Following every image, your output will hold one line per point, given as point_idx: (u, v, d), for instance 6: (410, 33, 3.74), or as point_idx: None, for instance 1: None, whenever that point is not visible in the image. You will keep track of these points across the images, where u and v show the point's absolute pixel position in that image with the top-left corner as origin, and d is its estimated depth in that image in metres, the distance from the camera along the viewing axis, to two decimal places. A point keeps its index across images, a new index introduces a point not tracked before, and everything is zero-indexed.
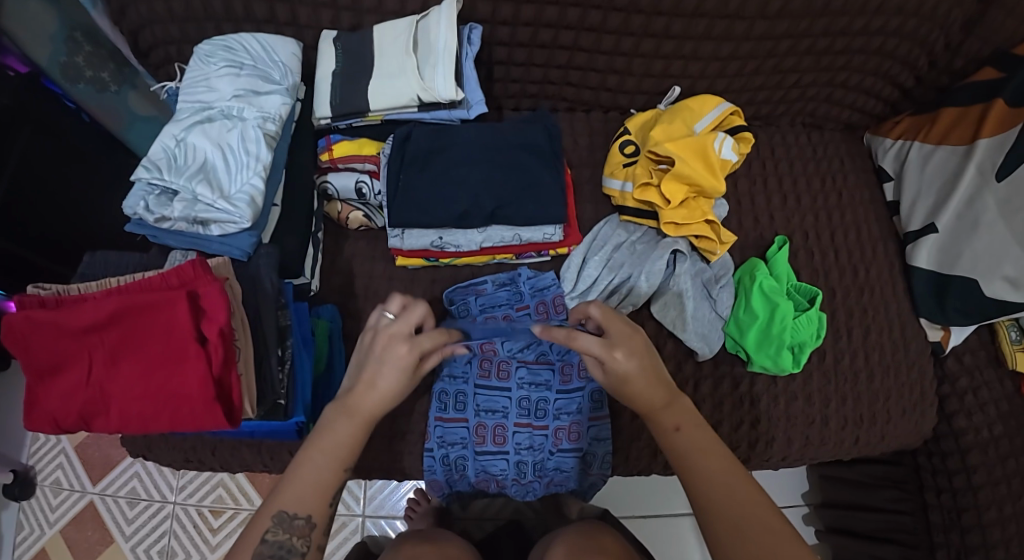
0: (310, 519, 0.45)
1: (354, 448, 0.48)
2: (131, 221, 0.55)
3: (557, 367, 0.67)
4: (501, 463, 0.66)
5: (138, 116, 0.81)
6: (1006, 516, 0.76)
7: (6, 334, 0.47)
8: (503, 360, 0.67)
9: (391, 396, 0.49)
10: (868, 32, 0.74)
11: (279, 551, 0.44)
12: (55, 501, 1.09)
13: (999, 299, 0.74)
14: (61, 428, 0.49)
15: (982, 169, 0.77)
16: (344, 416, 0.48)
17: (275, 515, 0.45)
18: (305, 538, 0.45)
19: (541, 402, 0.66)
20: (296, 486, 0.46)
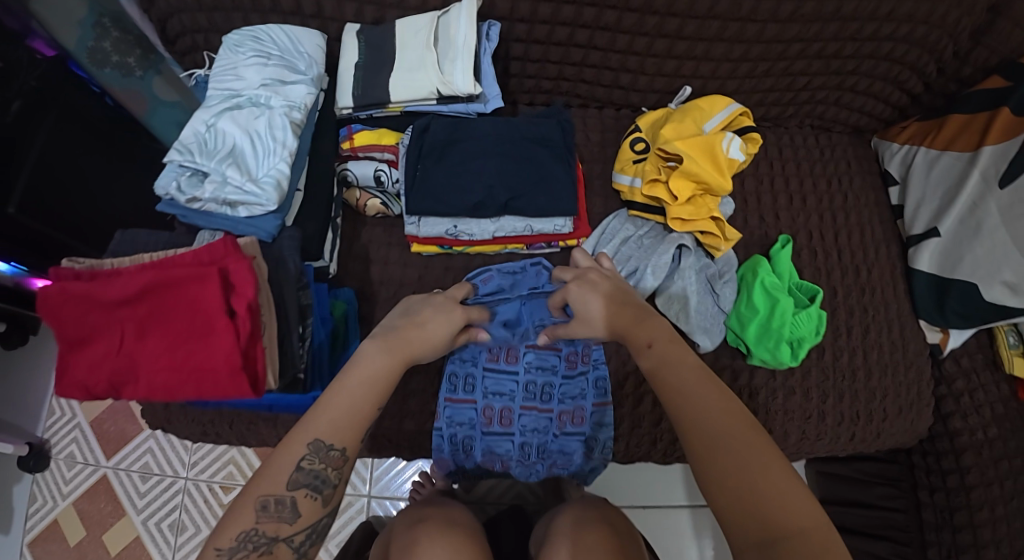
0: (344, 451, 0.47)
1: (388, 380, 0.50)
2: (163, 201, 0.57)
3: (563, 354, 0.71)
4: (506, 444, 0.69)
5: (160, 99, 0.80)
6: (997, 516, 0.78)
7: (42, 304, 0.50)
8: (512, 346, 0.70)
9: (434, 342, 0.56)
10: (876, 38, 0.76)
11: (315, 479, 0.46)
12: (69, 474, 1.13)
13: (997, 303, 0.76)
14: (90, 396, 0.51)
15: (986, 176, 0.78)
16: (382, 351, 0.52)
17: (311, 443, 0.46)
18: (339, 470, 0.47)
19: (547, 386, 0.70)
20: (332, 415, 0.47)
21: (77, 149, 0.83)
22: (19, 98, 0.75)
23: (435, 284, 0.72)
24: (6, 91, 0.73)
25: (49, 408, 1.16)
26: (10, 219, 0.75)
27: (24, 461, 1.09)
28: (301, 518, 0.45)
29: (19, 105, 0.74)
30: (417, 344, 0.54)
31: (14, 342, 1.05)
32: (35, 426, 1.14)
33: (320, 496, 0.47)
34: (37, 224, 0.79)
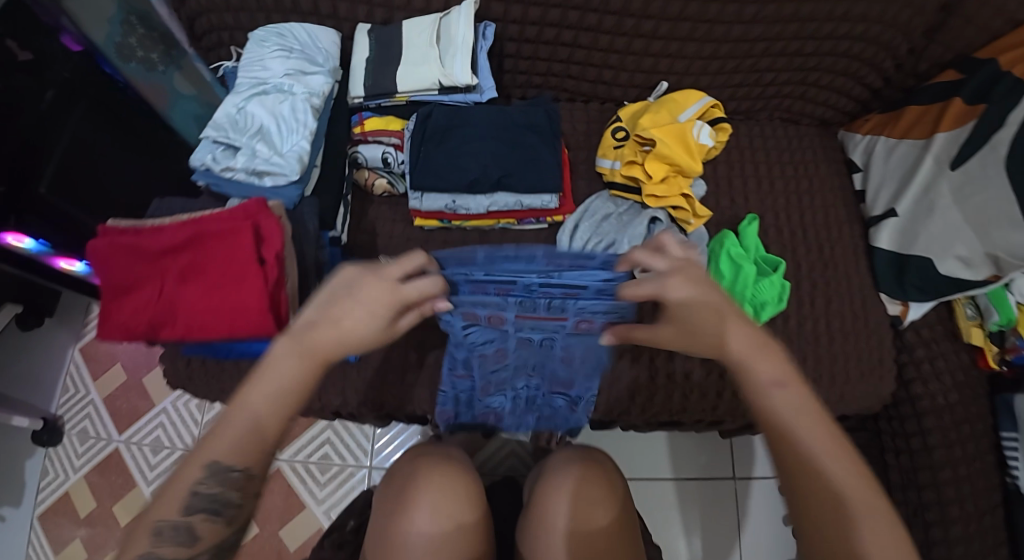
0: (247, 472, 0.44)
1: (301, 388, 0.45)
2: (198, 171, 0.66)
3: (571, 323, 0.61)
4: (500, 400, 0.75)
5: (181, 94, 0.92)
6: (959, 475, 0.86)
7: (94, 255, 0.58)
8: (501, 315, 0.61)
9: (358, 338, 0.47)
10: (835, 37, 0.84)
11: (213, 501, 0.45)
12: (81, 448, 1.20)
13: (951, 276, 0.84)
14: (130, 336, 0.59)
15: (939, 159, 0.86)
16: (294, 355, 0.45)
17: (206, 467, 0.43)
18: (242, 491, 0.45)
19: (545, 349, 0.69)
20: (226, 437, 0.43)
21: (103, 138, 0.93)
22: (51, 87, 0.84)
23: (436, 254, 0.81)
24: (39, 82, 0.83)
25: (63, 386, 1.24)
26: (40, 199, 0.84)
27: (40, 436, 1.17)
28: (200, 540, 0.45)
29: (52, 94, 0.84)
30: (335, 345, 0.46)
31: (28, 324, 1.15)
32: (49, 403, 1.22)
33: (223, 519, 0.46)
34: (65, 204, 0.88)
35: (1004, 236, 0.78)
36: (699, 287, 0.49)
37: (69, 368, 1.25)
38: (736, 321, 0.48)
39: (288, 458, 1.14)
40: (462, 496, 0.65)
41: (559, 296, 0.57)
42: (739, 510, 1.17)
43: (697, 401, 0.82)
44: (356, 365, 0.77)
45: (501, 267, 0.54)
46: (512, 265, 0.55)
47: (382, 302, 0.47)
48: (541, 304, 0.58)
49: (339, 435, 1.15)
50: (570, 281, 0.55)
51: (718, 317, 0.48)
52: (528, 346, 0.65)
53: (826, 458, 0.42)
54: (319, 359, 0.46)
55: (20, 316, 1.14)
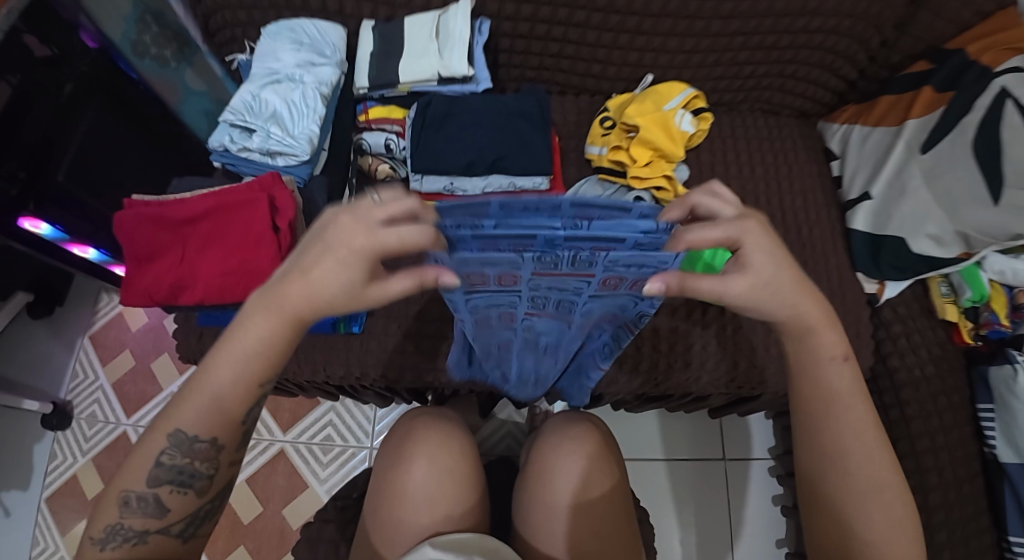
0: (215, 440, 0.49)
1: (269, 347, 0.47)
2: (216, 152, 0.75)
3: (597, 281, 0.48)
4: (509, 364, 0.71)
5: (191, 89, 0.98)
6: (936, 444, 0.90)
7: (121, 226, 0.64)
8: (513, 274, 0.47)
9: (325, 297, 0.45)
10: (808, 30, 0.89)
11: (180, 473, 0.49)
12: (89, 432, 1.25)
13: (925, 255, 0.88)
14: (151, 301, 0.64)
15: (910, 144, 0.91)
16: (264, 315, 0.47)
17: (171, 436, 0.48)
18: (210, 461, 0.50)
19: (563, 301, 0.54)
20: (195, 407, 0.48)
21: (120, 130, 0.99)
22: (70, 81, 0.92)
23: None
24: (59, 75, 0.90)
25: (72, 372, 1.29)
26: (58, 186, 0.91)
27: (48, 420, 1.22)
28: (170, 512, 0.49)
29: (70, 87, 0.92)
30: (305, 298, 0.45)
31: (38, 312, 1.24)
32: (59, 389, 1.27)
33: (190, 491, 0.50)
34: (77, 190, 0.93)
35: (972, 213, 0.83)
36: (768, 251, 0.48)
37: (78, 355, 1.30)
38: (810, 296, 0.51)
39: (292, 439, 1.19)
40: (447, 467, 0.68)
41: (587, 253, 0.42)
42: (730, 491, 1.21)
43: (681, 372, 0.86)
44: (359, 337, 0.82)
45: (515, 217, 0.38)
46: (528, 219, 0.39)
47: (352, 249, 0.43)
48: (565, 259, 0.43)
49: (341, 416, 1.21)
50: (601, 232, 0.39)
51: (790, 290, 0.50)
52: (541, 312, 0.58)
53: (854, 436, 0.53)
54: (290, 319, 0.47)
55: (31, 305, 1.23)
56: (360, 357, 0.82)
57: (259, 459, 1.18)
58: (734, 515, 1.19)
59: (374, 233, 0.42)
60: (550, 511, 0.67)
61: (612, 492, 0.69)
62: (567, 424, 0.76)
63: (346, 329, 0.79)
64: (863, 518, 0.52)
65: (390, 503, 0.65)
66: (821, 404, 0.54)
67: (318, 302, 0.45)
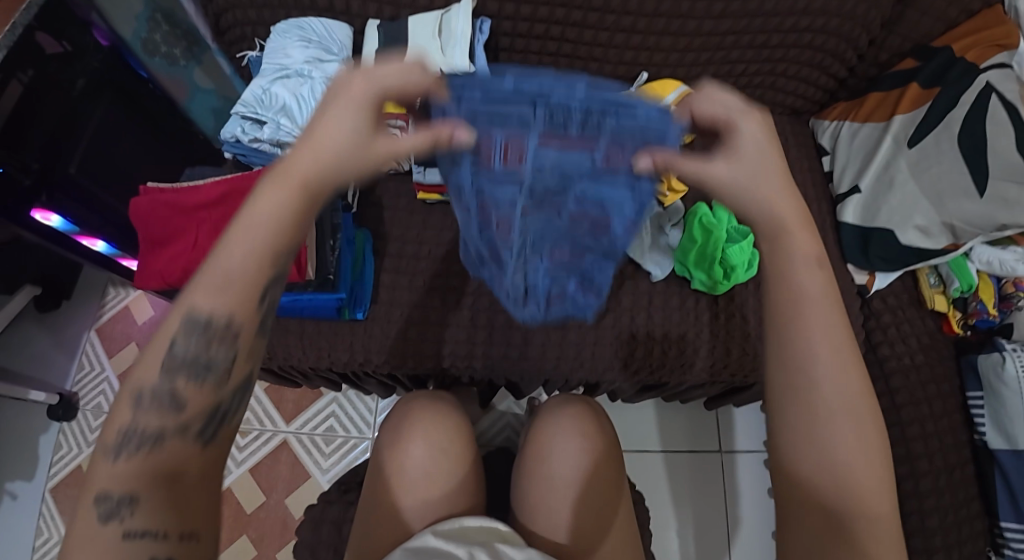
0: (231, 324, 0.41)
1: (281, 216, 0.42)
2: (227, 143, 0.79)
3: (600, 153, 0.52)
4: (496, 289, 0.67)
5: (200, 87, 1.06)
6: (926, 431, 0.92)
7: (138, 212, 0.68)
8: (519, 142, 0.51)
9: (334, 148, 0.45)
10: (797, 29, 0.92)
11: (197, 364, 0.41)
12: (95, 423, 1.28)
13: (914, 246, 0.92)
14: (165, 284, 0.67)
15: (897, 139, 0.94)
16: (275, 187, 0.42)
17: (187, 317, 0.40)
18: (229, 347, 0.42)
19: (562, 195, 0.54)
20: (211, 282, 0.41)
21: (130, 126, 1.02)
22: (82, 77, 0.94)
23: (436, 225, 0.90)
24: (71, 70, 0.92)
25: (78, 364, 1.32)
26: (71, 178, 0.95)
27: (55, 411, 1.25)
28: (186, 409, 0.41)
29: (82, 83, 0.94)
30: (316, 156, 0.44)
31: (45, 305, 1.28)
32: (66, 380, 1.30)
33: (208, 380, 0.42)
34: (85, 181, 0.97)
35: (959, 205, 0.88)
36: (757, 139, 0.50)
37: (84, 348, 1.33)
38: (790, 196, 0.48)
39: (295, 429, 1.21)
40: (447, 451, 0.70)
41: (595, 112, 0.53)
42: (726, 482, 1.23)
43: (675, 359, 0.88)
44: (362, 324, 0.84)
45: (528, 89, 0.52)
46: (538, 89, 0.53)
47: (354, 93, 0.45)
48: (575, 119, 0.52)
49: (344, 407, 1.23)
50: (607, 102, 0.53)
51: (773, 181, 0.49)
52: (539, 213, 0.55)
53: (821, 359, 0.43)
54: (302, 188, 0.43)
55: (39, 299, 1.27)
56: (363, 342, 0.84)
57: (262, 449, 1.20)
58: (730, 507, 1.21)
59: (373, 76, 0.46)
60: (551, 488, 0.70)
61: (607, 469, 0.72)
62: (561, 404, 0.78)
63: (350, 315, 0.82)
64: (830, 440, 0.42)
65: (393, 487, 0.67)
66: (789, 302, 0.45)
67: (334, 162, 0.44)
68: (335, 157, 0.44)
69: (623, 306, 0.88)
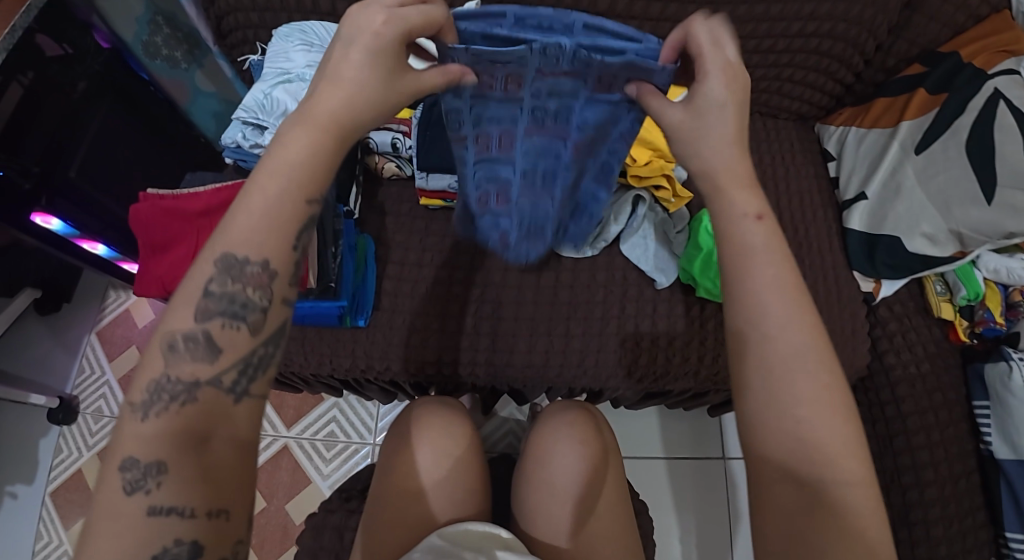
0: (267, 265, 0.41)
1: (309, 153, 0.42)
2: (228, 148, 0.78)
3: (591, 80, 0.54)
4: (503, 218, 0.73)
5: (201, 90, 1.06)
6: (932, 440, 0.91)
7: (136, 218, 0.67)
8: (519, 73, 0.53)
9: (361, 91, 0.44)
10: (804, 34, 0.91)
11: (233, 305, 0.41)
12: (95, 426, 1.27)
13: (920, 253, 0.91)
14: (165, 291, 0.67)
15: (904, 145, 0.93)
16: (298, 129, 0.43)
17: (220, 261, 0.40)
18: (264, 290, 0.42)
19: (561, 111, 0.59)
20: (243, 226, 0.40)
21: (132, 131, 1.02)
22: (83, 79, 0.94)
23: (439, 231, 0.89)
24: (72, 73, 0.92)
25: (78, 368, 1.31)
26: (71, 181, 0.94)
27: (54, 415, 1.24)
28: (223, 354, 0.40)
29: (83, 86, 0.94)
30: (331, 96, 0.44)
31: (45, 309, 1.27)
32: (65, 384, 1.29)
33: (244, 325, 0.41)
34: (86, 186, 0.96)
35: (966, 212, 0.87)
36: (727, 90, 0.49)
37: (84, 351, 1.32)
38: (739, 152, 0.50)
39: (295, 435, 1.21)
40: (452, 456, 0.70)
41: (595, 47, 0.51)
42: (729, 489, 1.22)
43: (680, 366, 0.87)
44: (363, 331, 0.84)
45: (529, 27, 0.51)
46: (540, 29, 0.51)
47: (373, 33, 0.44)
48: (566, 54, 0.50)
49: (345, 412, 1.23)
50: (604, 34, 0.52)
51: (732, 134, 0.50)
52: (541, 129, 0.61)
53: (778, 341, 0.44)
54: (329, 128, 0.44)
55: (39, 302, 1.27)
56: (365, 349, 0.84)
57: (262, 454, 1.20)
58: (734, 514, 1.20)
59: (393, 10, 0.45)
60: (551, 492, 0.69)
61: (609, 473, 0.71)
62: (563, 409, 0.77)
63: (352, 322, 0.81)
64: (798, 418, 0.42)
65: (398, 494, 0.66)
66: (737, 253, 0.47)
67: (356, 102, 0.44)
68: (360, 103, 0.44)
69: (628, 313, 0.88)
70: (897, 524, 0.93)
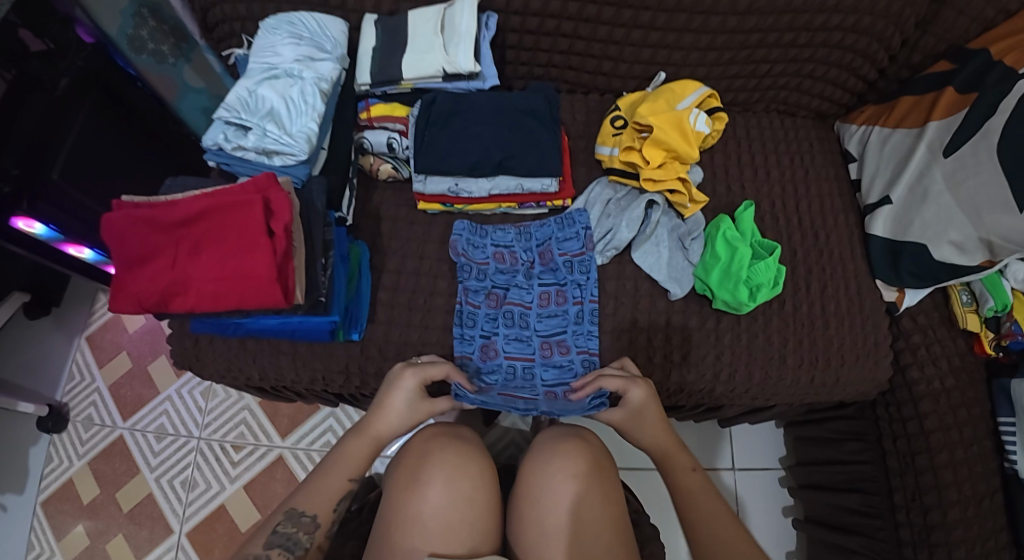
0: (314, 518, 0.62)
1: (361, 461, 0.67)
2: (209, 151, 0.71)
3: (547, 295, 0.83)
4: (497, 374, 0.80)
5: (190, 87, 0.97)
6: (956, 459, 0.86)
7: (108, 229, 0.61)
8: (497, 294, 0.82)
9: (393, 416, 0.70)
10: (827, 28, 0.86)
11: (288, 540, 0.60)
12: (85, 435, 1.22)
13: (948, 262, 0.84)
14: (141, 308, 0.61)
15: (932, 147, 0.87)
16: (358, 441, 0.68)
17: (287, 512, 0.62)
18: (311, 534, 0.62)
19: (524, 316, 0.82)
20: (308, 494, 0.64)
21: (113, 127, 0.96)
22: (65, 76, 0.89)
23: (438, 236, 0.84)
24: (54, 70, 0.88)
25: (68, 374, 1.26)
26: (53, 184, 0.87)
27: (43, 423, 1.19)
28: None
29: (65, 82, 0.88)
30: (381, 426, 0.69)
31: (34, 313, 1.20)
32: (55, 391, 1.24)
33: (293, 555, 0.59)
34: (74, 190, 0.90)
35: (996, 220, 0.79)
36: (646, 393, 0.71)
37: (74, 356, 1.27)
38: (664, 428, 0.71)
39: (290, 445, 1.18)
40: (450, 485, 0.65)
41: (543, 271, 0.83)
42: (739, 502, 1.18)
43: (694, 382, 0.83)
44: (358, 344, 0.78)
45: (497, 313, 0.81)
46: (507, 274, 0.83)
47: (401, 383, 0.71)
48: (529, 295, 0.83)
49: (341, 422, 1.19)
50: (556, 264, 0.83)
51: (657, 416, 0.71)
52: (516, 348, 0.80)
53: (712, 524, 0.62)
54: (377, 440, 0.69)
55: (26, 306, 1.19)
56: (360, 364, 0.78)
57: (258, 464, 1.17)
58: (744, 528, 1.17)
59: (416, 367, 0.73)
60: (545, 531, 0.64)
61: (605, 510, 0.65)
62: (555, 441, 0.72)
63: (345, 337, 0.75)
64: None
65: (400, 529, 0.62)
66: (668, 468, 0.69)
67: (394, 422, 0.70)
68: (390, 421, 0.69)
69: (640, 325, 0.83)
70: (917, 546, 0.89)
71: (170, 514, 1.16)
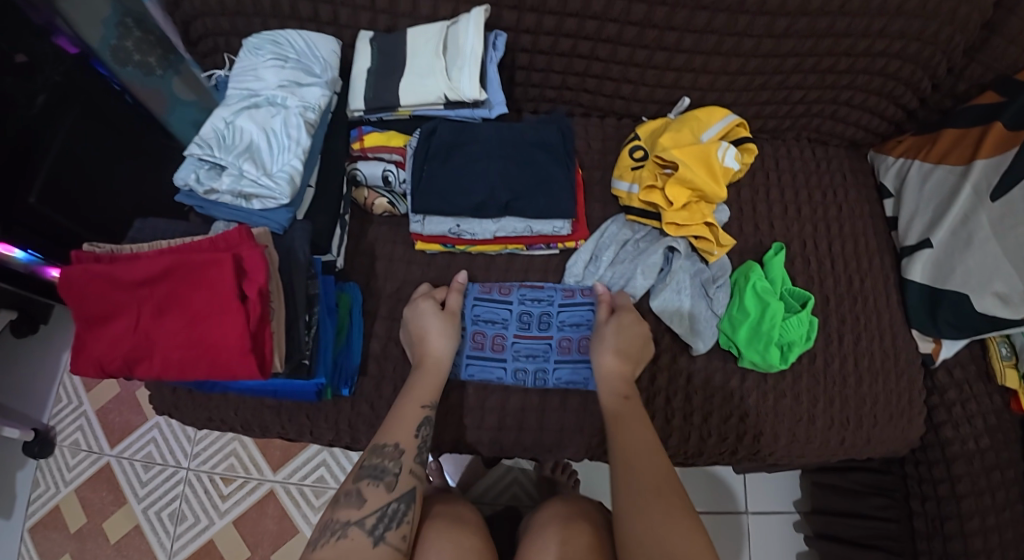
0: (399, 445, 0.60)
1: (431, 388, 0.65)
2: (181, 192, 0.63)
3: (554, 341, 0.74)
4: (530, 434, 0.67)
5: (181, 100, 0.87)
6: (987, 526, 0.78)
7: (65, 286, 0.54)
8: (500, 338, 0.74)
9: (440, 336, 0.68)
10: (870, 55, 0.78)
11: (376, 470, 0.58)
12: (72, 461, 1.15)
13: (988, 314, 0.77)
14: (103, 372, 0.55)
15: (978, 188, 0.79)
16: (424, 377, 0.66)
17: (373, 448, 0.60)
18: (397, 461, 0.59)
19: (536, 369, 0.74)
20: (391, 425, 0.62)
21: (96, 143, 0.88)
22: (43, 91, 0.78)
23: (437, 279, 0.77)
24: (31, 85, 0.76)
25: (55, 397, 1.19)
26: (31, 208, 0.80)
27: (29, 447, 1.13)
28: (367, 501, 0.55)
29: (43, 98, 0.78)
30: (435, 348, 0.68)
31: (22, 332, 1.10)
32: (42, 413, 1.17)
33: (383, 483, 0.57)
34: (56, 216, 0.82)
35: None
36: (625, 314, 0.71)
37: (62, 379, 1.20)
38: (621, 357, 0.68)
39: (282, 479, 1.12)
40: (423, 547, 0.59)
41: (542, 311, 0.75)
42: (754, 549, 1.11)
43: (714, 445, 0.76)
44: (348, 399, 0.71)
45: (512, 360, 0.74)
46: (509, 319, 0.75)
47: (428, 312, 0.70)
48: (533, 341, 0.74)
49: (335, 457, 1.13)
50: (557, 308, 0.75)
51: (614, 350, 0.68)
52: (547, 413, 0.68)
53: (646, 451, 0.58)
54: (431, 365, 0.67)
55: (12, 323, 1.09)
56: (350, 421, 0.71)
57: (248, 499, 1.11)
58: None
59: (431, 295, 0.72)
60: None
61: None
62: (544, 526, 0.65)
63: (333, 396, 0.67)
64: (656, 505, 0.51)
65: None
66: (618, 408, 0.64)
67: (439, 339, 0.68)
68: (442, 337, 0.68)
69: (659, 385, 0.76)
70: None
71: (157, 548, 1.09)
